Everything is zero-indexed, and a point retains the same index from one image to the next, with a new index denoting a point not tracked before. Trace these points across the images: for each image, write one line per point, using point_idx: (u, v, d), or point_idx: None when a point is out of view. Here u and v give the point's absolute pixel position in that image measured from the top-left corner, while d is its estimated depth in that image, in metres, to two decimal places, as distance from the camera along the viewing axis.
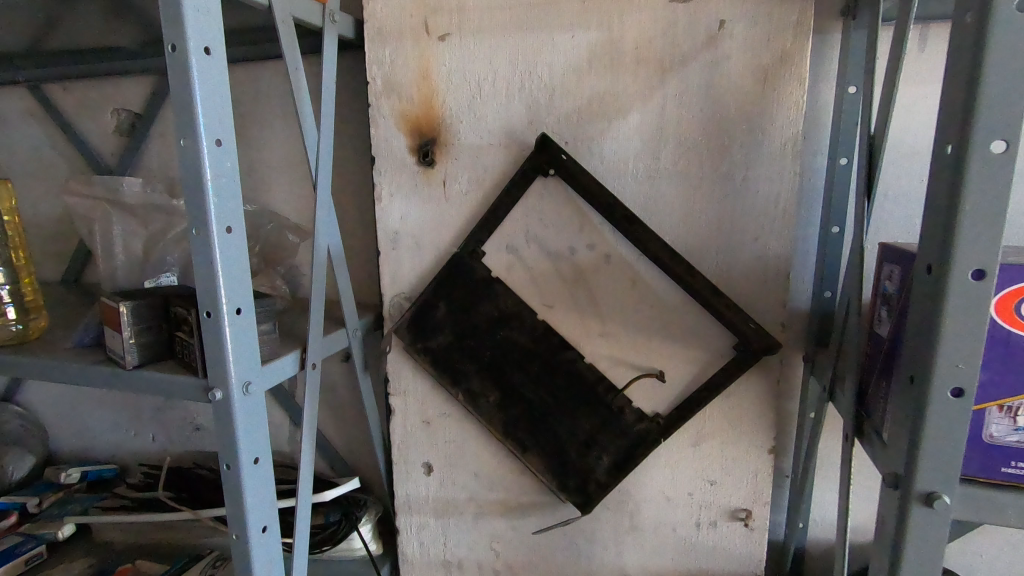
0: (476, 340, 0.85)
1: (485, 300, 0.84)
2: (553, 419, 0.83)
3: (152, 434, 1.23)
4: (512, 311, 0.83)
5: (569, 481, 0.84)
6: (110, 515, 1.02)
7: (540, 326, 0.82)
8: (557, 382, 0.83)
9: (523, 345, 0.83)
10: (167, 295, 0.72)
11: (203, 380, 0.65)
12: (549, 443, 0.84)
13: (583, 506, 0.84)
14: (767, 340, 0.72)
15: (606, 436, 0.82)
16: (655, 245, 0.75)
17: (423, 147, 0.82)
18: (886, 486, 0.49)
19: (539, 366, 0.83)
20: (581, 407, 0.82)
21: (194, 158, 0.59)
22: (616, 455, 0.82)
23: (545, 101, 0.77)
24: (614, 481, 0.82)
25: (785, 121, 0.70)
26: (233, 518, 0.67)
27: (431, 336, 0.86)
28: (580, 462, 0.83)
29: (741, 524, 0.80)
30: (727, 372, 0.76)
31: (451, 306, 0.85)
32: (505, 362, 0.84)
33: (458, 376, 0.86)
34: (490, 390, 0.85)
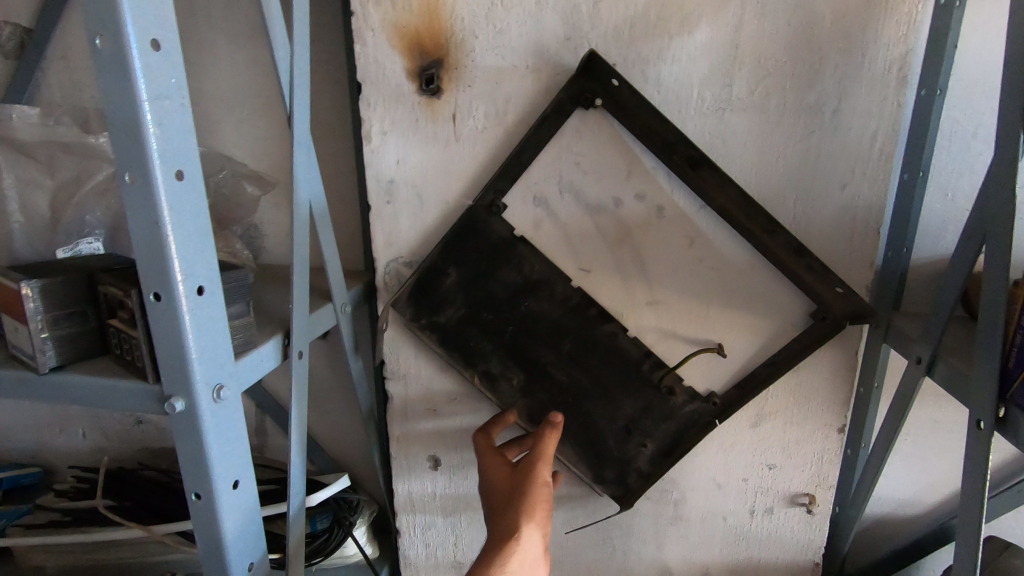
0: (494, 314, 0.69)
1: (505, 264, 0.68)
2: (589, 403, 0.70)
3: (81, 430, 1.03)
4: (540, 277, 0.68)
5: (606, 474, 0.71)
6: (34, 536, 0.83)
7: (574, 295, 0.68)
8: (595, 361, 0.69)
9: (553, 319, 0.68)
10: (92, 270, 0.53)
11: (157, 386, 0.47)
12: (584, 432, 0.70)
13: (622, 500, 0.72)
14: (861, 306, 0.60)
15: (652, 421, 0.69)
16: (722, 195, 0.62)
17: (426, 70, 0.64)
18: None
19: (573, 342, 0.69)
20: (623, 389, 0.69)
21: (120, 68, 0.39)
22: (662, 441, 0.69)
23: (588, 10, 0.60)
24: (660, 471, 0.70)
25: (892, 38, 0.57)
26: (208, 560, 0.51)
27: (438, 309, 0.69)
28: (619, 451, 0.70)
29: (802, 510, 0.71)
30: (799, 344, 0.65)
31: (463, 272, 0.68)
32: (530, 338, 0.69)
33: (473, 357, 0.70)
34: (512, 373, 0.70)
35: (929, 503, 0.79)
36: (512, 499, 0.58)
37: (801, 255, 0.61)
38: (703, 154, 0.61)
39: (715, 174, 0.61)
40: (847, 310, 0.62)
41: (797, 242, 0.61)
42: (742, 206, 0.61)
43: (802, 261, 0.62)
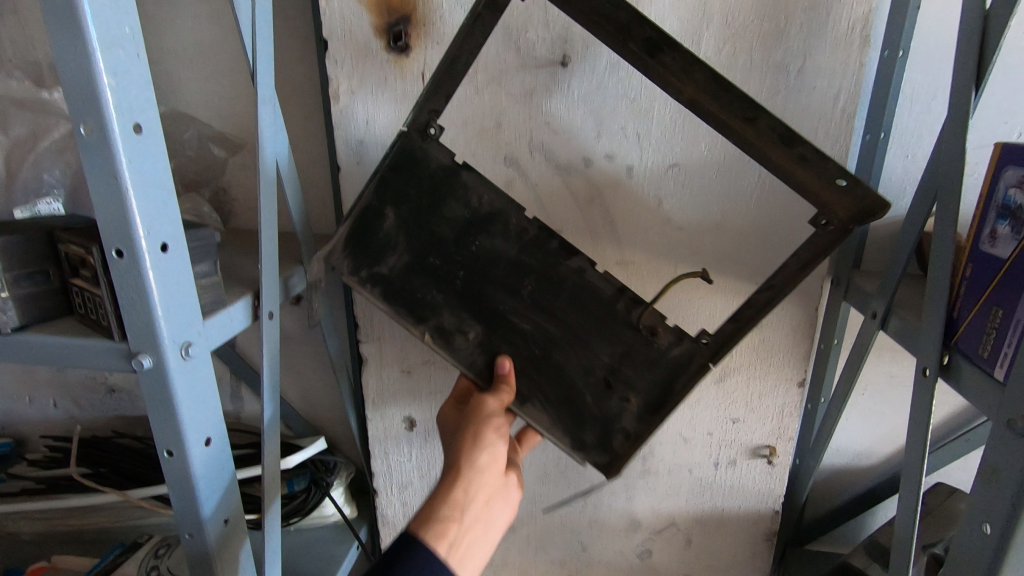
0: (443, 258, 0.60)
1: (450, 197, 0.60)
2: (559, 353, 0.61)
3: (52, 400, 1.02)
4: (490, 210, 0.60)
5: (586, 438, 0.60)
6: (9, 504, 0.83)
7: (531, 229, 0.60)
8: (559, 301, 0.60)
9: (510, 258, 0.60)
10: (51, 229, 0.52)
11: (124, 344, 0.47)
12: (557, 389, 0.61)
13: (606, 469, 0.60)
14: (874, 199, 0.47)
15: (634, 370, 0.59)
16: (691, 86, 0.50)
17: (394, 27, 0.63)
18: (1011, 430, 0.42)
19: (534, 283, 0.60)
20: (596, 330, 0.59)
21: (71, 12, 0.38)
22: (648, 393, 0.59)
23: None
24: (650, 429, 0.59)
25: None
26: (183, 515, 0.51)
27: (378, 257, 0.60)
28: (599, 410, 0.60)
29: (763, 461, 0.75)
30: (799, 261, 0.52)
31: (404, 212, 0.60)
32: (485, 281, 0.60)
33: (423, 311, 0.61)
34: (468, 326, 0.61)
35: (882, 454, 0.83)
36: (457, 440, 0.57)
37: (793, 146, 0.48)
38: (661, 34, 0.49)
39: (677, 60, 0.49)
40: (854, 209, 0.49)
41: (785, 126, 0.48)
42: (714, 98, 0.50)
43: (792, 152, 0.48)
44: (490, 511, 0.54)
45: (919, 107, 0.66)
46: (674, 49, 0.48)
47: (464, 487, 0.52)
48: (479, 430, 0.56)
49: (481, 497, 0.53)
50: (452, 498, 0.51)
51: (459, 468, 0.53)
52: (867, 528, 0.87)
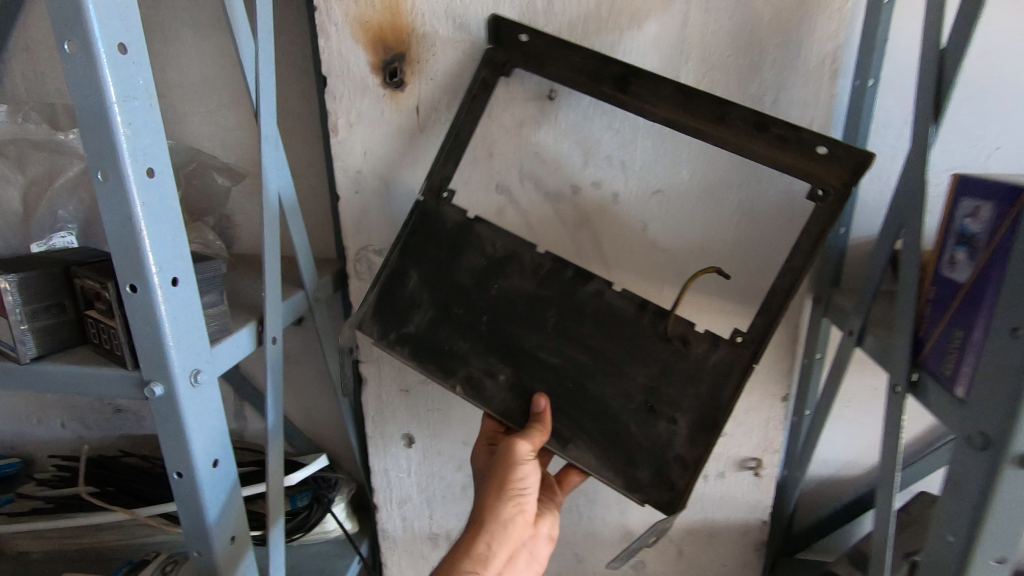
0: (466, 307, 0.62)
1: (467, 248, 0.63)
2: (593, 383, 0.59)
3: (59, 420, 1.04)
4: (506, 253, 0.62)
5: (640, 475, 0.57)
6: (20, 523, 0.85)
7: (547, 262, 0.62)
8: (585, 328, 0.60)
9: (529, 294, 0.61)
10: (66, 263, 0.55)
11: (137, 372, 0.50)
12: (595, 421, 0.58)
13: (670, 506, 0.55)
14: (858, 152, 0.52)
15: (675, 388, 0.57)
16: (663, 106, 0.59)
17: (389, 64, 0.66)
18: (971, 445, 0.44)
19: (556, 314, 0.61)
20: (628, 355, 0.58)
21: (90, 70, 0.41)
22: (695, 411, 0.56)
23: (544, 6, 0.63)
24: (707, 453, 0.55)
25: (825, 34, 0.61)
26: (192, 534, 0.54)
27: (405, 318, 0.63)
28: (648, 439, 0.57)
29: (750, 473, 0.77)
30: (811, 237, 0.55)
31: (424, 270, 0.63)
32: (507, 320, 0.61)
33: (452, 363, 0.61)
34: (497, 370, 0.61)
35: (869, 464, 0.86)
36: (486, 487, 0.60)
37: (766, 128, 0.56)
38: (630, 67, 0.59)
39: (646, 84, 0.59)
40: (845, 171, 0.54)
41: (757, 115, 0.55)
42: (685, 110, 0.58)
43: (768, 135, 0.56)
44: (510, 564, 0.58)
45: (890, 133, 0.69)
46: (640, 78, 0.58)
47: (488, 539, 0.56)
48: (505, 484, 0.58)
49: (501, 551, 0.57)
50: (474, 555, 0.55)
51: (484, 521, 0.57)
52: (856, 536, 0.89)
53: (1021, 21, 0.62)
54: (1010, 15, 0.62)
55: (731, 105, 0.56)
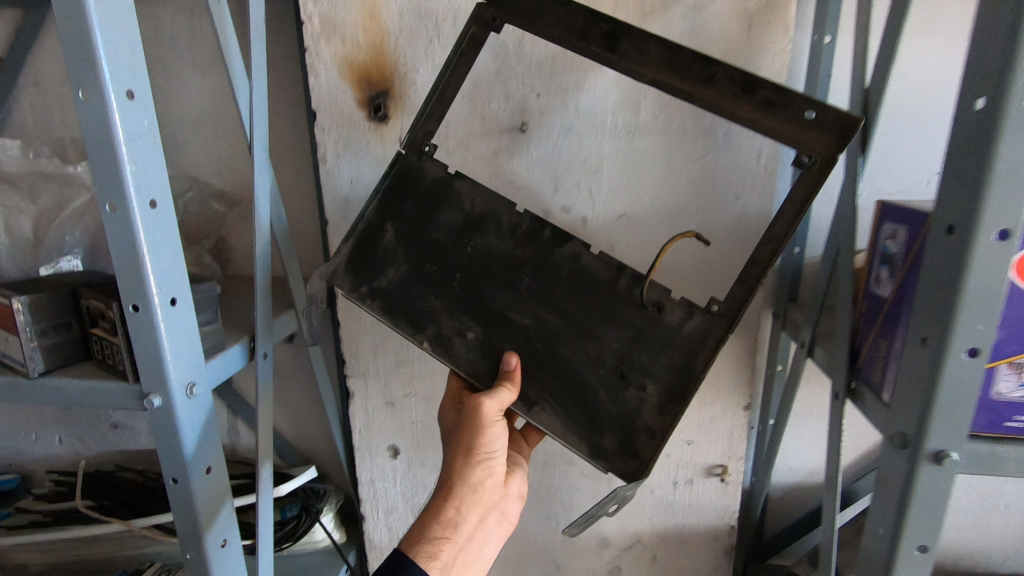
0: (441, 265, 0.63)
1: (444, 206, 0.64)
2: (564, 345, 0.60)
3: (57, 436, 1.08)
4: (483, 213, 0.63)
5: (605, 442, 0.58)
6: (19, 536, 0.88)
7: (524, 223, 0.62)
8: (558, 290, 0.61)
9: (506, 254, 0.62)
10: (74, 286, 0.59)
11: (137, 386, 0.54)
12: (565, 387, 0.60)
13: (635, 473, 0.57)
14: (844, 117, 0.48)
15: (646, 355, 0.58)
16: (650, 67, 0.56)
17: (374, 99, 0.72)
18: (893, 446, 0.49)
19: (531, 275, 0.61)
20: (603, 318, 0.60)
21: (102, 116, 0.47)
22: (665, 379, 0.58)
23: (514, 47, 0.69)
24: (672, 421, 0.57)
25: (770, 74, 0.66)
26: (187, 538, 0.58)
27: (378, 272, 0.63)
28: (617, 406, 0.58)
29: (717, 479, 0.81)
30: (794, 205, 0.52)
31: (401, 225, 0.64)
32: (482, 280, 0.62)
33: (421, 319, 0.62)
34: (468, 329, 0.62)
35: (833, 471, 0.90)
36: (453, 450, 0.62)
37: (752, 90, 0.51)
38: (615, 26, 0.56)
39: (634, 42, 0.55)
40: (834, 141, 0.49)
41: (743, 75, 0.51)
42: (675, 70, 0.54)
43: (755, 97, 0.51)
44: (480, 524, 0.62)
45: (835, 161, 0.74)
46: (629, 35, 0.55)
47: (457, 503, 0.59)
48: (472, 447, 0.60)
49: (470, 512, 0.60)
50: (443, 519, 0.58)
51: (453, 486, 0.59)
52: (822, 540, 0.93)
53: (948, 60, 0.68)
54: (939, 55, 0.68)
55: (719, 64, 0.52)
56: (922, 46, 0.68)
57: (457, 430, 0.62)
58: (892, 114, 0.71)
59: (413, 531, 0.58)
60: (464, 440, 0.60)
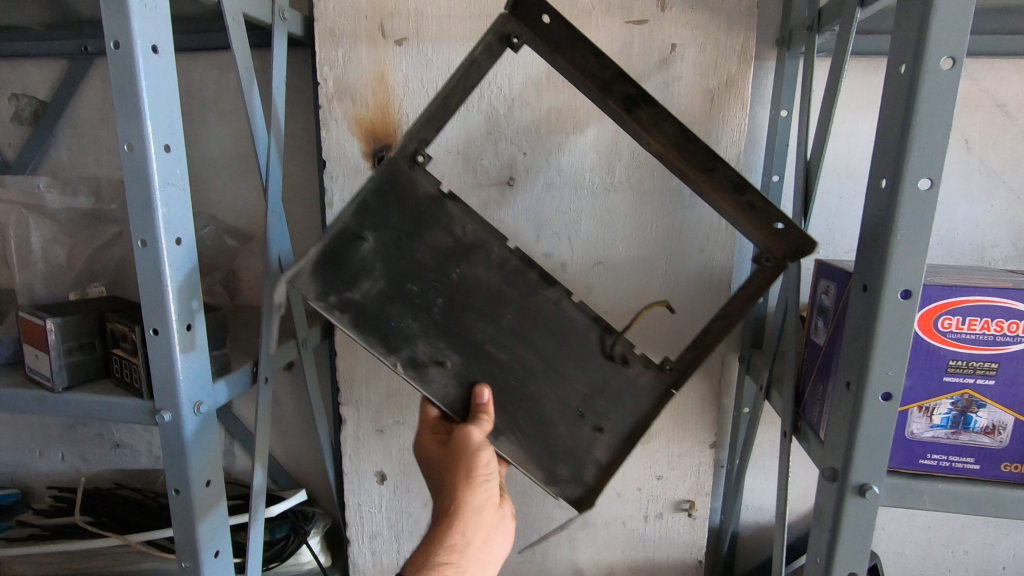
0: (422, 285, 0.62)
1: (433, 224, 0.62)
2: (535, 384, 0.65)
3: (60, 453, 1.12)
4: (473, 240, 0.64)
5: (559, 472, 0.65)
6: (16, 547, 0.92)
7: (512, 259, 0.65)
8: (537, 331, 0.65)
9: (490, 287, 0.64)
10: (100, 311, 0.67)
11: (149, 401, 0.60)
12: (530, 421, 0.65)
13: (579, 503, 0.65)
14: (805, 239, 0.56)
15: (606, 401, 0.66)
16: (658, 137, 0.62)
17: (378, 152, 0.81)
18: (825, 479, 0.54)
19: (512, 312, 0.65)
20: (574, 363, 0.66)
21: (141, 165, 0.54)
22: (619, 423, 0.66)
23: (505, 112, 0.78)
24: (621, 458, 0.65)
25: (729, 143, 0.74)
26: (183, 546, 0.63)
27: (352, 283, 0.58)
28: (574, 442, 0.66)
29: (685, 514, 0.86)
30: (747, 293, 0.61)
31: (384, 237, 0.60)
32: (462, 309, 0.63)
33: (396, 340, 0.60)
34: (444, 356, 0.62)
35: (799, 511, 0.94)
36: (448, 479, 0.62)
37: (743, 192, 0.57)
38: (638, 92, 0.59)
39: (650, 113, 0.59)
40: (790, 248, 0.59)
41: (736, 179, 0.57)
42: (677, 148, 0.61)
43: (741, 199, 0.58)
44: (486, 547, 0.61)
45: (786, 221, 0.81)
46: (647, 104, 0.58)
47: (462, 528, 0.59)
48: (467, 473, 0.60)
49: (473, 536, 0.59)
50: (447, 547, 0.57)
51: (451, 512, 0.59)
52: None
53: None
54: None
55: (719, 165, 0.57)
56: (864, 123, 0.76)
57: (449, 459, 0.62)
58: (844, 181, 0.78)
59: (415, 559, 0.57)
60: (459, 468, 0.60)
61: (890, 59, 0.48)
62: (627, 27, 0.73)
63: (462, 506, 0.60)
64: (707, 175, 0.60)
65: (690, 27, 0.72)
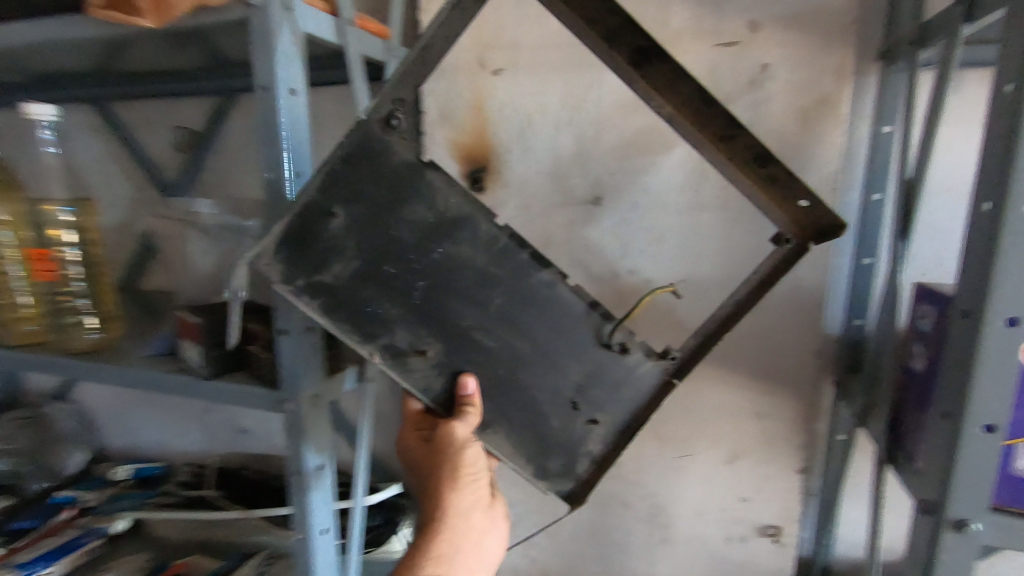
0: (401, 267, 0.55)
1: (412, 198, 0.55)
2: (525, 374, 0.61)
3: (197, 435, 1.30)
4: (457, 215, 0.57)
5: (550, 465, 0.63)
6: (162, 512, 1.08)
7: (502, 237, 0.58)
8: (528, 314, 0.60)
9: (476, 267, 0.58)
10: (239, 311, 0.78)
11: (276, 392, 0.70)
12: (521, 411, 0.62)
13: (572, 498, 0.64)
14: (830, 219, 0.53)
15: (603, 391, 0.63)
16: (672, 98, 0.53)
17: (474, 173, 0.87)
18: (920, 511, 0.52)
19: (502, 296, 0.59)
20: (569, 351, 0.62)
21: (279, 190, 0.64)
22: (615, 415, 0.64)
23: (594, 134, 0.81)
24: (614, 451, 0.64)
25: (823, 162, 0.74)
26: (299, 520, 0.72)
27: (321, 266, 0.52)
28: (567, 435, 0.63)
29: (770, 539, 0.85)
30: (762, 276, 0.58)
31: (355, 215, 0.53)
32: (446, 292, 0.57)
33: (374, 329, 0.55)
34: (427, 345, 0.57)
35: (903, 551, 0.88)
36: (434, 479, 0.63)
37: (765, 164, 0.53)
38: (653, 44, 0.51)
39: (665, 69, 0.52)
40: (811, 228, 0.56)
41: (759, 147, 0.52)
42: (695, 110, 0.53)
43: (763, 172, 0.54)
44: (476, 545, 0.65)
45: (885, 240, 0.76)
46: (663, 58, 0.51)
47: (447, 532, 0.62)
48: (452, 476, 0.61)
49: (460, 538, 0.63)
50: (433, 552, 0.61)
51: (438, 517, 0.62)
52: None
53: None
54: None
55: (743, 132, 0.52)
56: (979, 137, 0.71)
57: (435, 462, 0.63)
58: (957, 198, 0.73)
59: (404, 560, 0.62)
60: (443, 472, 0.62)
61: (995, 78, 0.46)
62: (717, 50, 0.75)
63: (449, 510, 0.62)
64: (725, 141, 0.54)
65: (782, 48, 0.73)
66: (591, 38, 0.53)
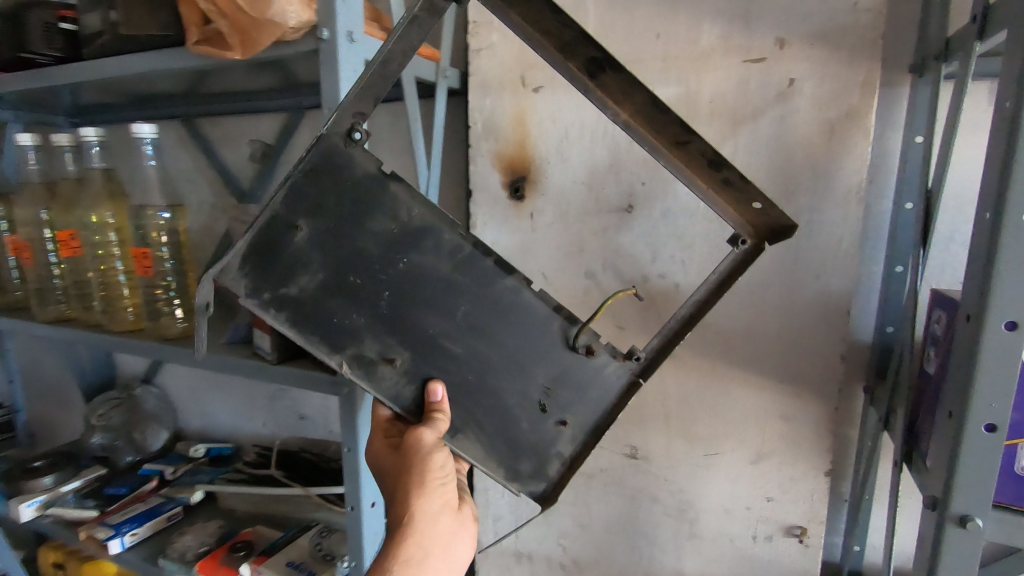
0: (365, 277, 0.58)
1: (375, 210, 0.57)
2: (495, 380, 0.63)
3: (263, 420, 1.41)
4: (421, 225, 0.59)
5: (521, 468, 0.65)
6: (232, 486, 1.21)
7: (466, 245, 0.60)
8: (493, 321, 0.61)
9: (441, 276, 0.60)
10: None
11: (333, 377, 0.78)
12: (492, 418, 0.64)
13: (543, 498, 0.66)
14: (783, 219, 0.57)
15: (569, 394, 0.64)
16: (627, 106, 0.60)
17: (515, 183, 0.94)
18: (926, 507, 0.55)
19: (468, 303, 0.61)
20: (536, 357, 0.63)
21: None
22: (584, 417, 0.65)
23: (627, 145, 0.87)
24: (583, 452, 0.65)
25: (851, 170, 0.76)
26: (351, 493, 0.80)
27: (287, 278, 0.56)
28: (536, 437, 0.65)
29: (796, 539, 0.86)
30: (722, 275, 0.60)
31: (318, 227, 0.56)
32: (411, 300, 0.59)
33: (340, 338, 0.58)
34: (393, 353, 0.60)
35: None
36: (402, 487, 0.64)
37: (718, 167, 0.58)
38: (603, 56, 0.57)
39: (617, 79, 0.58)
40: (762, 227, 0.60)
41: (710, 153, 0.58)
42: (648, 118, 0.59)
43: (718, 175, 0.59)
44: (446, 553, 0.65)
45: None
46: (613, 69, 0.57)
47: (417, 540, 0.62)
48: (422, 481, 0.63)
49: (431, 545, 0.64)
50: (404, 561, 0.61)
51: (409, 525, 0.62)
52: None
53: None
54: None
55: (696, 138, 0.57)
56: None
57: (402, 467, 0.64)
58: None
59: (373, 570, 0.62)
60: (413, 479, 0.63)
61: (998, 94, 0.49)
62: (745, 66, 0.78)
63: (419, 517, 0.63)
64: (679, 148, 0.60)
65: (808, 63, 0.76)
66: (545, 49, 0.60)
